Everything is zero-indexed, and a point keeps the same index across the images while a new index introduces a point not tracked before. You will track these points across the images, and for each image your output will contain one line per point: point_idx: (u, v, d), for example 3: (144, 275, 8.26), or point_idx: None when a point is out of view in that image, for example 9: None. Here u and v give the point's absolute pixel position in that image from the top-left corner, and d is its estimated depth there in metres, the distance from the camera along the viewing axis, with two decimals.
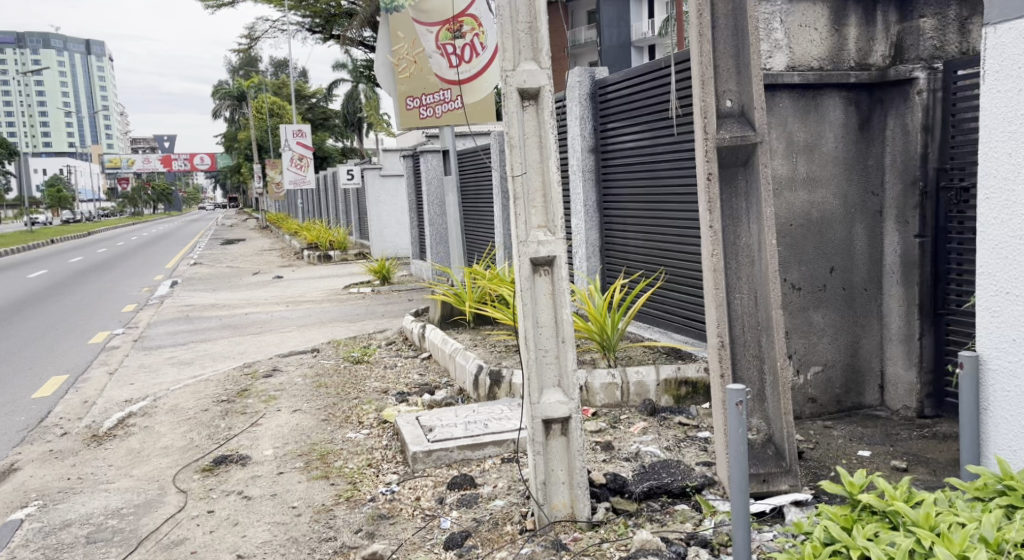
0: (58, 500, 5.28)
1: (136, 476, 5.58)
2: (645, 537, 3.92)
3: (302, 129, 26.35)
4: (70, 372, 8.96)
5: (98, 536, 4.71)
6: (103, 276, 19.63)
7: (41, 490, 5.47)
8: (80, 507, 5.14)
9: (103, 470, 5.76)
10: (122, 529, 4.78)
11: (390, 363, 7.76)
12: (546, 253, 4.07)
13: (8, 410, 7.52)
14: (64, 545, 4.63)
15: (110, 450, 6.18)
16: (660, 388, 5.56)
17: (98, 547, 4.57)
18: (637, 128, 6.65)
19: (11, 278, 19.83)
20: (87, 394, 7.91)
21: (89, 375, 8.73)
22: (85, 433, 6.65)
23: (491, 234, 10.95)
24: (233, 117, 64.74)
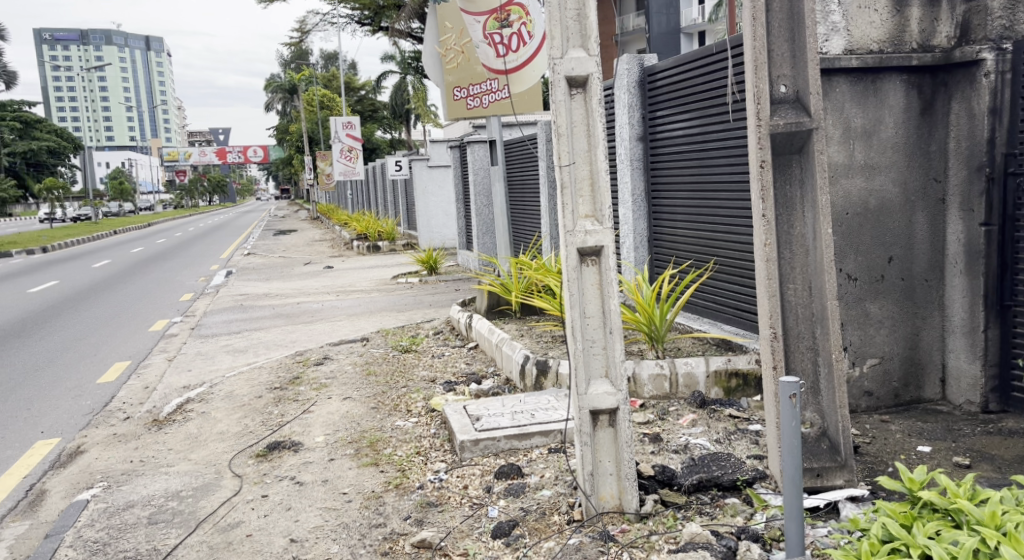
0: (121, 482, 5.36)
1: (194, 460, 5.65)
2: (695, 530, 3.85)
3: (351, 121, 26.51)
4: (133, 358, 9.13)
5: (159, 517, 4.77)
6: (161, 266, 20.01)
7: (104, 473, 5.57)
8: (142, 489, 5.21)
9: (163, 453, 5.85)
10: (181, 511, 4.83)
11: (438, 353, 7.76)
12: (594, 243, 4.01)
13: (74, 394, 7.68)
14: (126, 525, 4.70)
15: (170, 434, 6.27)
16: (709, 380, 5.46)
17: (159, 528, 4.63)
18: (687, 116, 6.54)
19: (75, 268, 20.31)
20: (148, 380, 8.06)
21: (150, 362, 8.89)
22: (146, 418, 6.76)
23: (537, 225, 10.91)
24: (286, 109, 65.61)
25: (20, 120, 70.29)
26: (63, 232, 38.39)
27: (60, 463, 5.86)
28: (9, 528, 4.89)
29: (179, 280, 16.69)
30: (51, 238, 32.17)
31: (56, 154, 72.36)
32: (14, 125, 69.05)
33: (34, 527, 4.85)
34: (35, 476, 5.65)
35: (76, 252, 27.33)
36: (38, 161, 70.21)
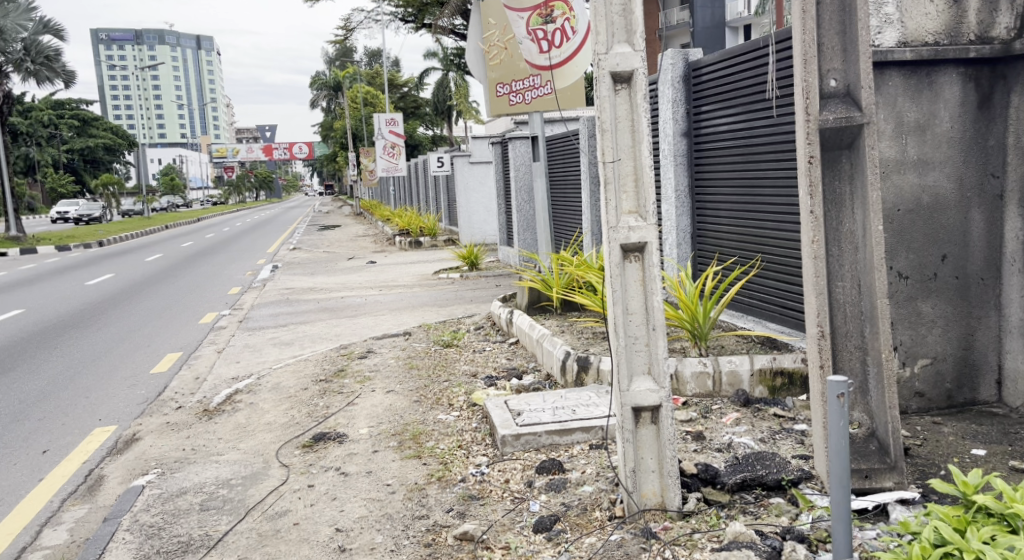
0: (174, 469, 5.46)
1: (243, 449, 5.72)
2: (739, 530, 3.82)
3: (394, 118, 26.65)
4: (184, 349, 9.26)
5: (210, 504, 4.84)
6: (210, 260, 20.28)
7: (158, 459, 5.67)
8: (194, 476, 5.30)
9: (213, 442, 5.94)
10: (232, 498, 4.90)
11: (479, 348, 7.77)
12: (637, 239, 3.98)
13: (129, 383, 7.82)
14: (180, 511, 4.78)
15: (219, 424, 6.36)
16: (753, 379, 5.40)
17: (211, 515, 4.70)
18: (732, 110, 6.48)
19: (127, 261, 20.72)
20: (199, 371, 8.18)
21: (200, 353, 9.02)
22: (196, 408, 6.87)
23: (579, 222, 10.88)
24: (330, 106, 66.27)
25: (75, 117, 71.82)
26: (118, 226, 39.17)
27: (117, 450, 5.97)
28: (69, 512, 5.00)
29: (228, 273, 16.93)
30: (107, 233, 32.91)
31: (111, 151, 73.87)
32: (71, 123, 70.67)
33: (92, 511, 4.96)
34: (92, 462, 5.76)
35: (129, 246, 27.88)
36: (93, 158, 71.73)
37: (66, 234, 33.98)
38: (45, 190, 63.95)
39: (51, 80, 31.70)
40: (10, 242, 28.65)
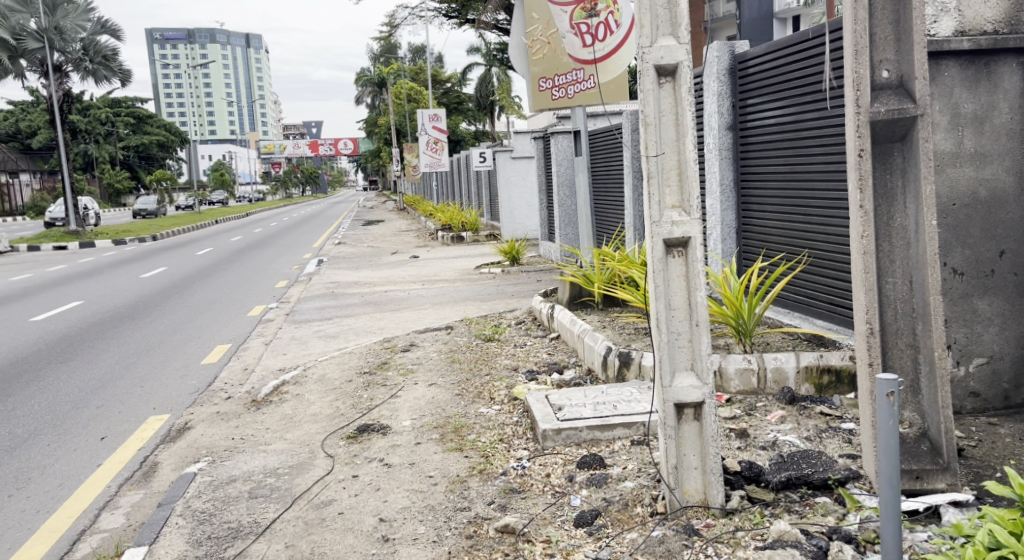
0: (224, 457, 5.52)
1: (289, 439, 5.77)
2: (783, 529, 3.76)
3: (437, 114, 26.67)
4: (233, 341, 9.38)
5: (259, 492, 4.89)
6: (258, 254, 20.53)
7: (209, 448, 5.75)
8: (243, 464, 5.36)
9: (261, 432, 5.99)
10: (279, 487, 4.94)
11: (520, 342, 7.75)
12: (681, 234, 3.93)
13: (181, 373, 7.94)
14: (230, 498, 4.84)
15: (267, 414, 6.42)
16: (800, 376, 5.31)
17: (259, 502, 4.74)
18: (780, 103, 6.39)
19: (180, 255, 21.06)
20: (248, 362, 8.28)
21: (249, 345, 9.12)
22: (245, 398, 6.95)
23: (621, 216, 10.82)
24: (374, 102, 66.68)
25: (130, 114, 73.14)
26: (171, 221, 39.89)
27: (170, 438, 6.06)
28: (125, 496, 5.09)
29: (275, 267, 17.13)
30: (161, 227, 33.50)
31: (163, 147, 75.22)
32: (126, 120, 72.09)
33: (147, 496, 5.05)
34: (147, 450, 5.85)
35: (180, 240, 28.35)
36: (146, 154, 73.09)
37: (121, 228, 34.71)
38: (100, 186, 65.25)
39: (108, 79, 32.40)
40: (70, 236, 29.38)
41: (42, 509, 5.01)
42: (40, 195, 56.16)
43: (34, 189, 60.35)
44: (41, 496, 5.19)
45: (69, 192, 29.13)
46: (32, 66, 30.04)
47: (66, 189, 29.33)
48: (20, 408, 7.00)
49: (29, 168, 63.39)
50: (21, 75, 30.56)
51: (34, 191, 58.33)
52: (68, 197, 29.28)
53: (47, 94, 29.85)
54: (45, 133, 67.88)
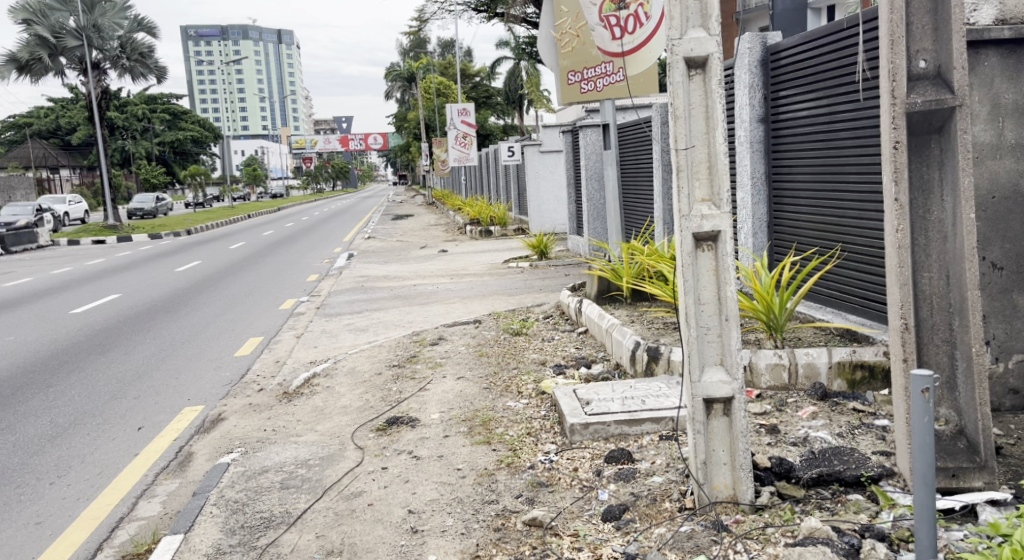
0: (257, 448, 5.56)
1: (320, 431, 5.79)
2: (814, 525, 3.70)
3: (466, 108, 26.65)
4: (265, 334, 9.44)
5: (290, 483, 4.91)
6: (291, 248, 20.70)
7: (242, 439, 5.78)
8: (276, 455, 5.39)
9: (292, 423, 6.02)
10: (310, 478, 4.96)
11: (548, 337, 7.72)
12: (710, 227, 3.88)
13: (215, 365, 8.01)
14: (262, 488, 4.86)
15: (298, 406, 6.45)
16: (832, 372, 5.24)
17: (290, 493, 4.77)
18: (814, 94, 6.31)
19: (213, 250, 21.25)
20: (279, 354, 8.33)
21: (281, 338, 9.18)
22: (276, 390, 7.00)
23: (649, 210, 10.76)
24: (404, 97, 66.84)
25: (165, 111, 73.86)
26: (203, 216, 40.28)
27: (204, 429, 6.11)
28: (161, 486, 5.14)
29: (306, 261, 17.24)
30: (195, 222, 33.85)
31: (196, 143, 75.96)
32: (162, 116, 72.89)
33: (182, 485, 5.09)
34: (182, 440, 5.90)
35: (213, 235, 28.62)
36: (179, 149, 73.85)
37: (157, 223, 35.11)
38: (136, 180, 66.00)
39: (145, 76, 32.73)
40: (107, 230, 29.72)
41: (82, 496, 5.06)
42: (79, 189, 56.93)
43: (72, 184, 61.19)
44: (81, 484, 5.25)
45: (107, 187, 29.47)
46: (70, 63, 30.38)
47: (103, 184, 29.69)
48: (60, 398, 7.10)
49: (67, 163, 64.25)
50: (60, 72, 30.92)
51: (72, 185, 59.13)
52: (105, 192, 29.63)
53: (85, 91, 30.19)
54: (82, 129, 68.76)
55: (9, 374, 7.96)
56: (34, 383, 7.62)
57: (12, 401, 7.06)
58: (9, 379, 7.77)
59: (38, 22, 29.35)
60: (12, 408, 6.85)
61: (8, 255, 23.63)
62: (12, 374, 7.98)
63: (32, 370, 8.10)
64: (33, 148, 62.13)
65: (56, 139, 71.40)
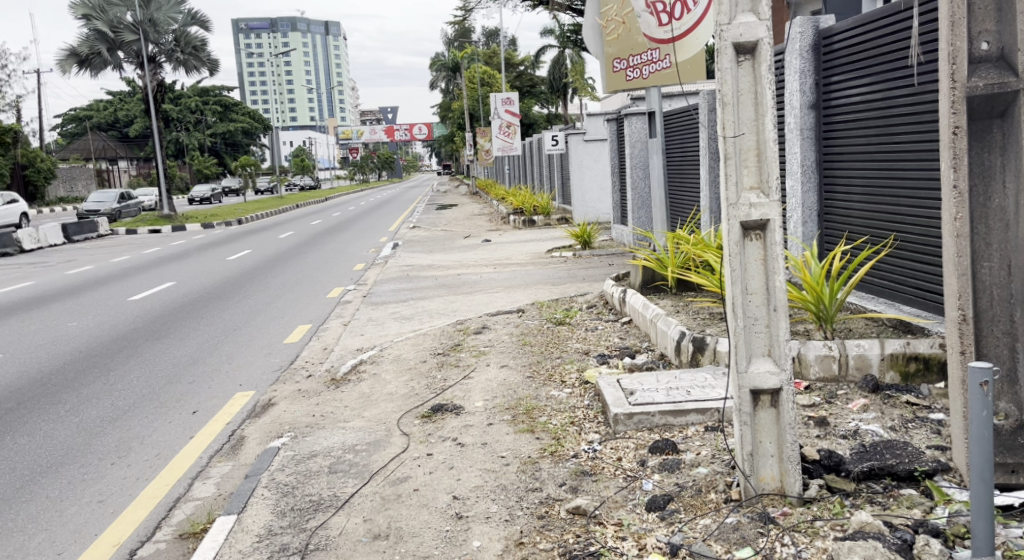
0: (306, 433, 5.59)
1: (366, 417, 5.81)
2: (865, 520, 3.62)
3: (510, 97, 26.60)
4: (313, 321, 9.51)
5: (338, 467, 4.93)
6: (340, 237, 20.91)
7: (292, 424, 5.82)
8: (324, 440, 5.41)
9: (340, 409, 6.06)
10: (357, 463, 4.98)
11: (591, 326, 7.66)
12: (759, 216, 3.80)
13: (266, 352, 8.09)
14: (312, 472, 4.89)
15: (345, 392, 6.49)
16: (885, 363, 5.12)
17: (338, 477, 4.79)
18: (868, 79, 6.18)
19: (263, 239, 21.49)
20: (327, 342, 8.39)
21: (328, 325, 9.24)
22: (324, 376, 7.05)
23: (695, 200, 10.64)
24: (449, 87, 67.00)
25: (217, 103, 74.93)
26: (252, 206, 40.83)
27: (256, 413, 6.17)
28: (215, 468, 5.20)
29: (353, 250, 17.36)
30: (245, 211, 34.33)
31: (246, 134, 76.96)
32: (214, 108, 73.94)
33: (235, 468, 5.15)
34: (235, 424, 5.97)
35: (263, 224, 28.92)
36: (230, 140, 74.91)
37: (208, 212, 35.67)
38: (188, 171, 67.09)
39: (198, 70, 33.14)
40: (163, 219, 30.24)
41: (141, 476, 5.14)
42: (136, 180, 58.09)
43: (129, 174, 62.46)
44: (140, 465, 5.33)
45: (163, 178, 29.98)
46: (128, 57, 30.98)
47: (159, 175, 30.20)
48: (120, 381, 7.23)
49: (124, 154, 65.56)
50: (119, 67, 31.50)
51: (130, 175, 60.29)
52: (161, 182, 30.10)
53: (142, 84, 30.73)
54: (138, 120, 70.12)
55: (71, 358, 8.12)
56: (95, 367, 7.76)
57: (73, 384, 7.20)
58: (70, 363, 7.92)
59: (97, 17, 29.91)
60: (73, 390, 6.99)
61: (70, 244, 24.20)
62: (74, 358, 8.14)
63: (93, 354, 8.26)
64: (92, 139, 63.51)
65: (114, 131, 72.99)
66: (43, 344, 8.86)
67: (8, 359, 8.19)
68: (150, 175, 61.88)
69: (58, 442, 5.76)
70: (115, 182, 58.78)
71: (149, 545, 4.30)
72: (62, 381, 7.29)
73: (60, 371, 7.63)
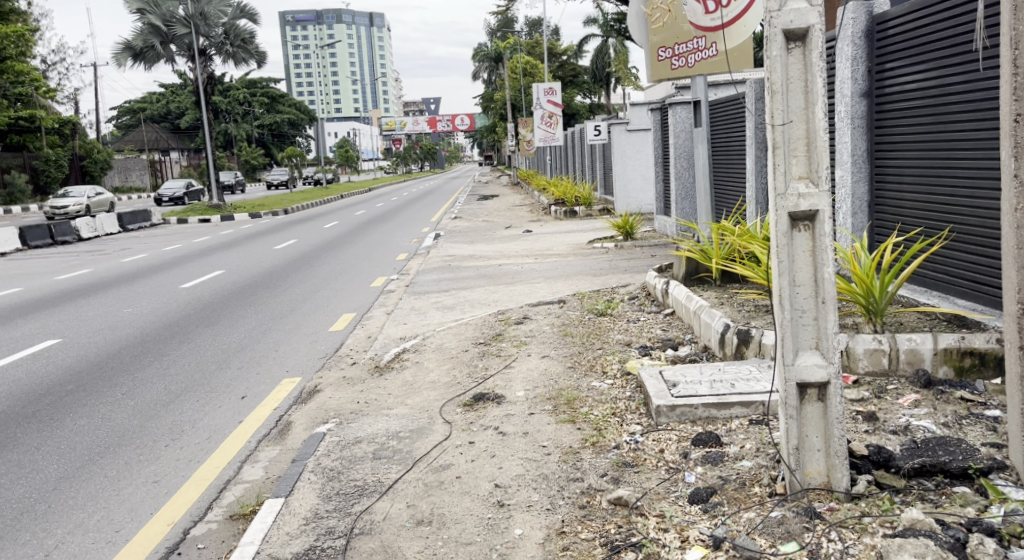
0: (351, 419, 5.62)
1: (410, 405, 5.82)
2: (916, 517, 3.53)
3: (553, 87, 26.55)
4: (358, 310, 9.57)
5: (382, 453, 4.95)
6: (384, 227, 21.05)
7: (337, 410, 5.86)
8: (368, 427, 5.43)
9: (383, 396, 6.08)
10: (401, 449, 4.99)
11: (633, 318, 7.60)
12: (808, 207, 3.71)
13: (311, 339, 8.15)
14: (356, 457, 4.91)
15: (388, 380, 6.51)
16: (937, 358, 4.99)
17: (382, 463, 4.80)
18: (924, 65, 6.04)
19: (309, 228, 21.68)
20: (371, 330, 8.43)
21: (372, 314, 9.28)
22: (368, 364, 7.09)
23: (741, 190, 10.51)
24: (491, 78, 67.13)
25: (264, 94, 75.67)
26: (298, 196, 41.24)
27: (303, 399, 6.22)
28: (263, 451, 5.25)
29: (396, 240, 17.41)
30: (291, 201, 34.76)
31: (292, 125, 77.74)
32: (261, 99, 74.71)
33: (282, 452, 5.19)
34: (283, 409, 6.02)
35: (308, 214, 29.21)
36: (277, 132, 75.78)
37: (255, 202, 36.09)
38: (236, 161, 67.94)
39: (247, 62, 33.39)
40: (213, 209, 30.67)
41: (193, 458, 5.20)
42: (186, 170, 58.95)
43: (181, 165, 63.36)
44: (192, 447, 5.40)
45: (212, 169, 30.40)
46: (180, 51, 31.45)
47: (209, 166, 30.61)
48: (172, 366, 7.33)
49: (176, 145, 66.64)
50: (171, 60, 31.92)
51: (181, 167, 61.20)
52: (211, 173, 30.54)
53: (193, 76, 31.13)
54: (188, 112, 71.10)
55: (126, 343, 8.26)
56: (150, 352, 7.89)
57: (129, 368, 7.32)
58: (126, 348, 8.05)
59: (150, 11, 30.39)
60: (129, 374, 7.11)
61: (125, 233, 24.62)
62: (130, 342, 8.28)
63: (148, 339, 8.39)
64: (145, 131, 64.64)
65: (166, 123, 74.38)
66: (101, 329, 9.02)
67: (67, 343, 8.37)
68: (201, 166, 62.78)
69: (114, 423, 5.87)
70: (167, 172, 59.69)
71: (201, 525, 4.35)
72: (117, 365, 7.41)
73: (116, 356, 7.76)
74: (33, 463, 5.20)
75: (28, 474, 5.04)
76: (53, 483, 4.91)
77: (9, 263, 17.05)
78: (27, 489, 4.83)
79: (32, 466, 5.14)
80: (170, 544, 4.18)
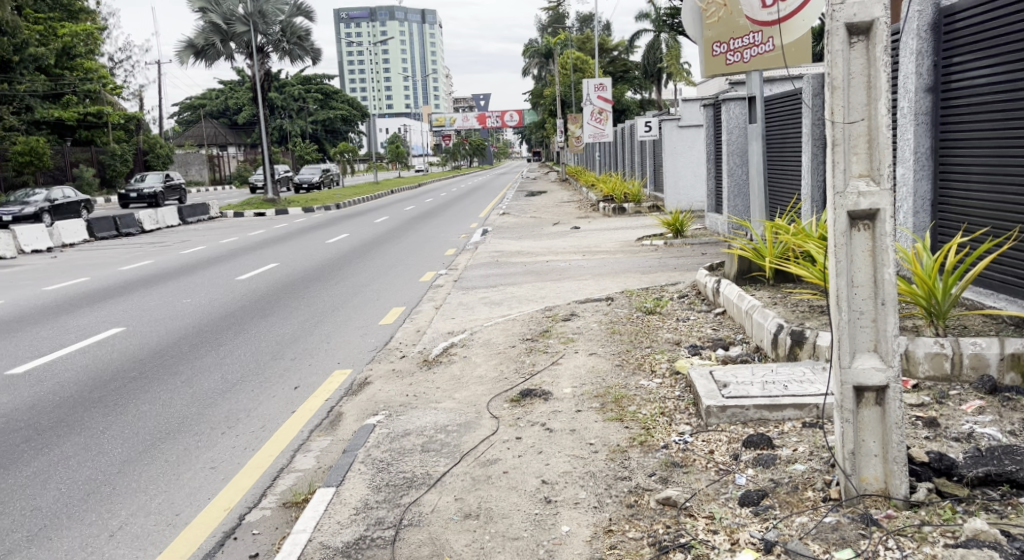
0: (400, 412, 5.61)
1: (457, 399, 5.79)
2: (979, 527, 3.42)
3: (603, 83, 26.38)
4: (407, 304, 9.58)
5: (431, 446, 4.93)
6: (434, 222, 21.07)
7: (386, 402, 5.86)
8: (416, 419, 5.42)
9: (431, 390, 6.06)
10: (449, 443, 4.96)
11: (682, 316, 7.48)
12: (868, 205, 3.60)
13: (362, 332, 8.17)
14: (405, 450, 4.90)
15: (437, 373, 6.51)
16: (1003, 364, 4.81)
17: (430, 456, 4.78)
18: (992, 60, 5.86)
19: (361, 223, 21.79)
20: (420, 324, 8.44)
21: (421, 308, 9.28)
22: (417, 357, 7.09)
23: (795, 188, 10.32)
24: (541, 74, 66.99)
25: (318, 89, 76.22)
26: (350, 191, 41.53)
27: (353, 391, 6.23)
28: (315, 442, 5.25)
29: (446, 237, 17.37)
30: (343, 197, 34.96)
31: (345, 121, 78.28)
32: (315, 95, 75.34)
33: (333, 443, 5.20)
34: (334, 400, 6.03)
35: (359, 209, 29.36)
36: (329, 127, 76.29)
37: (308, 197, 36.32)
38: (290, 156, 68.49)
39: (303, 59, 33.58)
40: (267, 204, 30.87)
41: (248, 446, 5.23)
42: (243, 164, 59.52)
43: (237, 160, 63.98)
44: (248, 435, 5.43)
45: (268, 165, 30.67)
46: (239, 48, 31.86)
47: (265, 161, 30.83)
48: (229, 356, 7.40)
49: (233, 141, 67.41)
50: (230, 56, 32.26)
51: (237, 162, 61.75)
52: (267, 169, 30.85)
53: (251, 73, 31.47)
54: (244, 108, 71.97)
55: (186, 332, 8.36)
56: (207, 341, 7.98)
57: (188, 356, 7.40)
58: (184, 337, 8.15)
59: (212, 10, 30.82)
60: (188, 363, 7.18)
61: (184, 225, 24.99)
62: (188, 332, 8.37)
63: (205, 329, 8.49)
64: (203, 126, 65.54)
65: (224, 118, 75.34)
66: (162, 318, 9.15)
67: (131, 331, 8.50)
68: (255, 160, 63.38)
69: (175, 410, 5.93)
70: (224, 167, 60.35)
71: (256, 512, 4.37)
72: (177, 353, 7.50)
73: (176, 344, 7.86)
74: (99, 446, 5.27)
75: (95, 456, 5.12)
76: (118, 466, 4.97)
77: (75, 254, 17.36)
78: (92, 471, 4.90)
79: (98, 449, 5.21)
80: (226, 528, 4.21)
